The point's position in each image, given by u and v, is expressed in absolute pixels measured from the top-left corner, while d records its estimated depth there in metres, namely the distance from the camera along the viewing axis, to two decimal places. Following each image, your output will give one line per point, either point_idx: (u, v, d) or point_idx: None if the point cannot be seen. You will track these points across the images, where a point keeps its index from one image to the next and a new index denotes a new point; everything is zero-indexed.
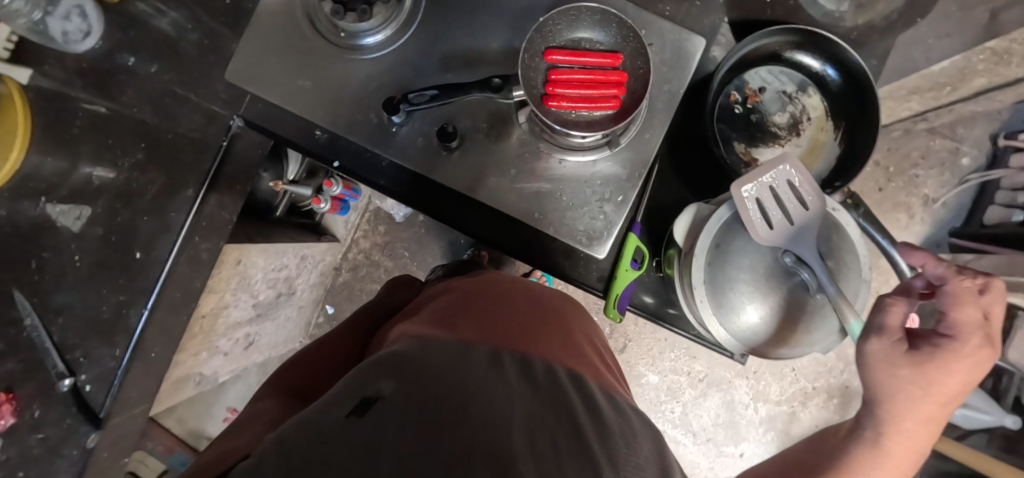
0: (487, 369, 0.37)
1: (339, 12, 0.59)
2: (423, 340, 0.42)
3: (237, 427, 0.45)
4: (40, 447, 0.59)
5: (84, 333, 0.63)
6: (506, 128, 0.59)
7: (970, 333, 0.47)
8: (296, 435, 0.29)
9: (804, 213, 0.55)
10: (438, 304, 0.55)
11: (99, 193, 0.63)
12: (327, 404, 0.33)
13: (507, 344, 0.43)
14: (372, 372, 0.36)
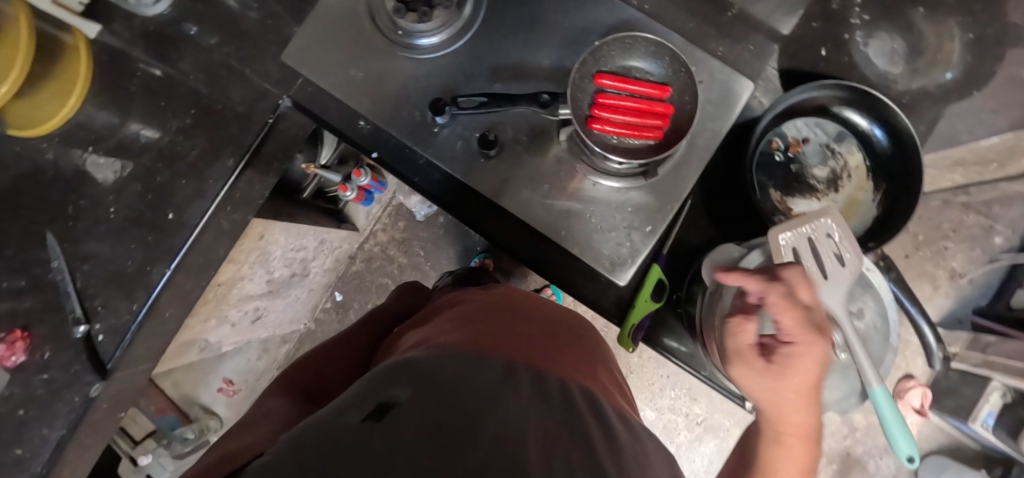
0: (500, 381, 0.38)
1: (400, 11, 0.60)
2: (437, 349, 0.43)
3: (250, 428, 0.46)
4: (44, 388, 0.64)
5: (104, 283, 0.66)
6: (546, 144, 0.60)
7: (804, 335, 0.48)
8: (313, 437, 0.30)
9: (840, 270, 0.54)
10: (455, 313, 0.56)
11: (144, 152, 0.66)
12: (343, 409, 0.34)
13: (521, 358, 0.44)
14: (388, 381, 0.37)
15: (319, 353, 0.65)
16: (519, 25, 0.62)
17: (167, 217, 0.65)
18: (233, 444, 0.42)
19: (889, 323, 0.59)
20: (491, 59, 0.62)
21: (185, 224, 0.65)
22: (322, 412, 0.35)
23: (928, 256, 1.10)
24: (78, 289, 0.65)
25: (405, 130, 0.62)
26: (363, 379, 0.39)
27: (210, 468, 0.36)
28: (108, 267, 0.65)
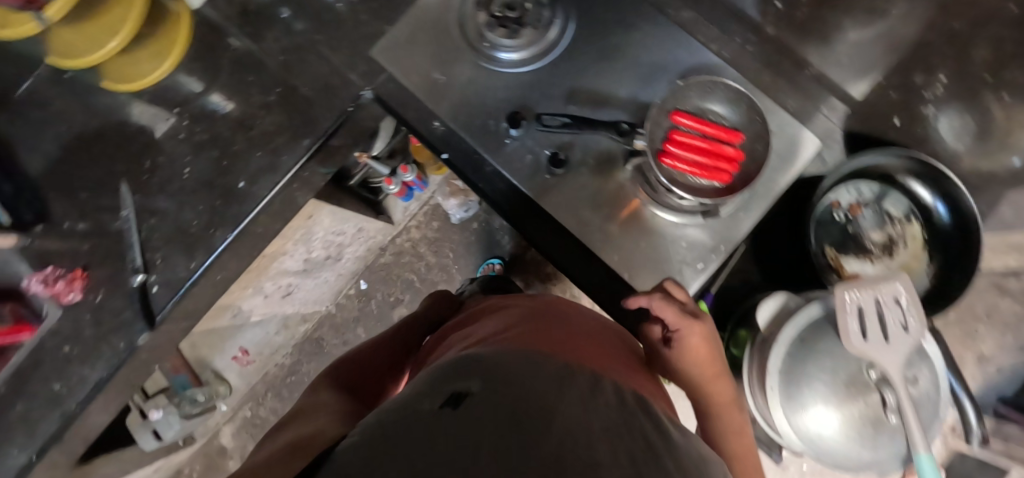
0: (561, 379, 0.40)
1: (492, 25, 0.64)
2: (498, 349, 0.45)
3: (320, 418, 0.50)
4: (89, 328, 0.69)
5: (167, 239, 0.69)
6: (612, 170, 0.62)
7: (683, 325, 0.55)
8: (397, 422, 0.33)
9: (903, 334, 0.58)
10: (509, 315, 0.58)
11: (226, 121, 0.69)
12: (420, 399, 0.37)
13: (577, 360, 0.46)
14: (458, 376, 0.40)
15: (359, 360, 0.71)
16: (600, 55, 0.65)
17: (237, 185, 0.68)
18: (309, 431, 0.46)
19: (941, 395, 0.61)
20: (570, 82, 0.64)
21: (253, 193, 0.68)
22: (399, 402, 0.38)
23: (958, 336, 1.09)
24: (142, 241, 0.68)
25: (478, 137, 0.64)
26: (434, 374, 0.42)
27: (296, 452, 0.40)
28: (173, 224, 0.69)
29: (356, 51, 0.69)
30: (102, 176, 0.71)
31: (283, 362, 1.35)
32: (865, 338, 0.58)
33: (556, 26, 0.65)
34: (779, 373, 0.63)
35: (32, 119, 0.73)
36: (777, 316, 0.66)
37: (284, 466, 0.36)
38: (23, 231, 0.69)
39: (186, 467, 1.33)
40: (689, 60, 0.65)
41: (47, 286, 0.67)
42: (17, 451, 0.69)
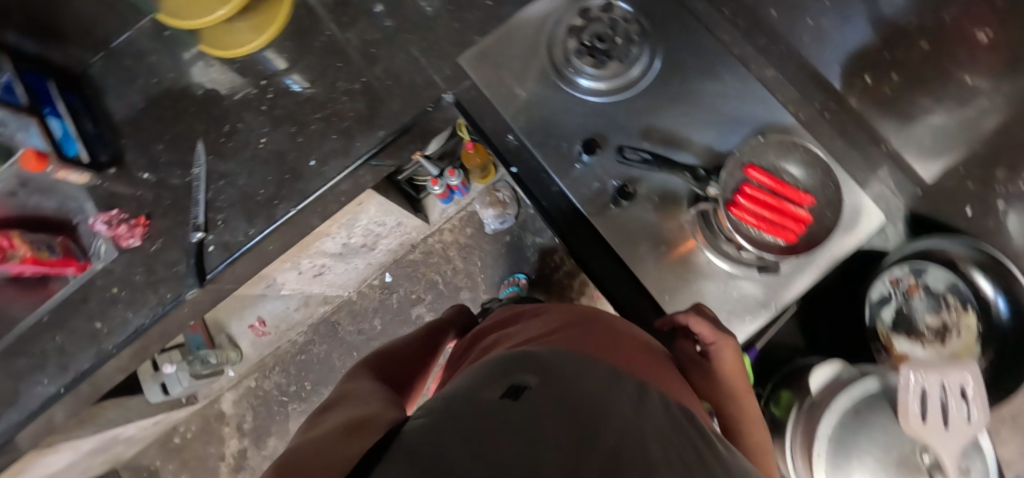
0: (612, 382, 0.40)
1: (580, 52, 0.67)
2: (550, 349, 0.46)
3: (360, 405, 0.51)
4: (143, 276, 0.71)
5: (233, 203, 0.70)
6: (676, 211, 0.64)
7: (721, 338, 0.56)
8: (459, 409, 0.35)
9: (963, 425, 0.62)
10: (555, 316, 0.59)
11: (309, 101, 0.72)
12: (478, 389, 0.39)
13: (624, 366, 0.46)
14: (514, 371, 0.41)
15: (392, 356, 0.73)
16: (680, 99, 0.67)
17: (308, 163, 0.70)
18: (358, 414, 0.47)
19: None
20: (647, 119, 0.66)
21: (321, 173, 0.69)
22: (457, 392, 0.40)
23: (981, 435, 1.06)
24: (208, 200, 0.71)
25: (550, 157, 0.66)
26: (490, 367, 0.44)
27: (352, 432, 0.42)
28: (240, 189, 0.70)
29: (444, 56, 0.71)
30: (181, 133, 0.74)
31: (296, 339, 1.34)
32: (923, 422, 0.61)
33: (639, 65, 0.67)
34: (827, 439, 0.65)
35: (131, 73, 0.78)
36: (827, 385, 0.70)
37: (348, 444, 0.38)
38: (99, 172, 0.73)
39: (182, 426, 1.33)
40: (766, 117, 0.66)
41: (110, 228, 0.70)
42: (48, 381, 0.71)
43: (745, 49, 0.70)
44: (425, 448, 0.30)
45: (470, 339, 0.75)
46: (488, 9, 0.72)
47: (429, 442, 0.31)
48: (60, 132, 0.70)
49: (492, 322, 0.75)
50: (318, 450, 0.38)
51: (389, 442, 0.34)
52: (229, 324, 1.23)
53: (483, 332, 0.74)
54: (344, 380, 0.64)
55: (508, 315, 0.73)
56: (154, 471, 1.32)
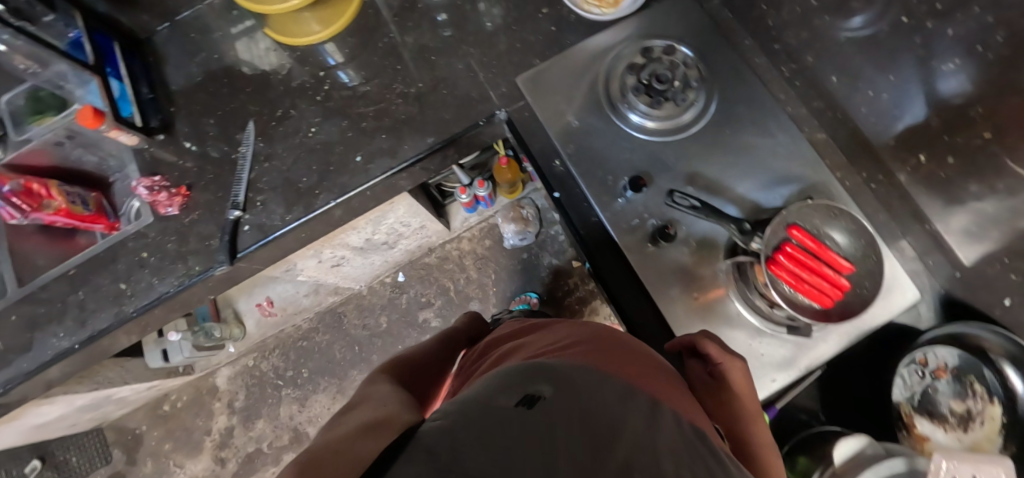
0: (627, 398, 0.40)
1: (638, 89, 0.68)
2: (565, 360, 0.46)
3: (374, 405, 0.51)
4: (174, 245, 0.71)
5: (274, 186, 0.71)
6: (712, 260, 0.65)
7: (727, 357, 0.54)
8: (473, 413, 0.35)
9: None
10: (569, 329, 0.58)
11: (364, 98, 0.73)
12: (492, 395, 0.38)
13: (638, 382, 0.45)
14: (529, 381, 0.41)
15: (407, 361, 0.73)
16: (729, 149, 0.67)
17: (354, 159, 0.71)
18: (371, 412, 0.47)
19: None
20: (694, 164, 0.67)
21: (365, 170, 0.70)
22: (471, 397, 0.40)
23: None
24: (250, 180, 0.72)
25: (593, 188, 0.67)
26: (505, 374, 0.44)
27: (366, 426, 0.41)
28: (283, 173, 0.71)
29: (502, 73, 0.73)
30: (233, 110, 0.76)
31: (300, 324, 1.33)
32: None
33: (694, 109, 0.68)
34: None
35: (193, 46, 0.80)
36: (852, 458, 0.61)
37: (360, 437, 0.37)
38: (147, 135, 0.74)
39: (173, 394, 1.33)
40: (816, 181, 0.66)
41: (150, 193, 0.70)
42: (62, 334, 0.71)
43: (797, 110, 0.71)
44: (440, 449, 0.30)
45: (482, 349, 0.75)
46: (551, 34, 0.73)
47: (445, 444, 0.31)
48: (117, 92, 0.72)
49: (504, 333, 0.74)
50: (330, 443, 0.37)
51: (404, 440, 0.35)
52: (237, 298, 1.26)
53: (496, 342, 0.73)
54: (363, 382, 0.64)
55: (520, 328, 0.72)
56: (138, 436, 1.31)
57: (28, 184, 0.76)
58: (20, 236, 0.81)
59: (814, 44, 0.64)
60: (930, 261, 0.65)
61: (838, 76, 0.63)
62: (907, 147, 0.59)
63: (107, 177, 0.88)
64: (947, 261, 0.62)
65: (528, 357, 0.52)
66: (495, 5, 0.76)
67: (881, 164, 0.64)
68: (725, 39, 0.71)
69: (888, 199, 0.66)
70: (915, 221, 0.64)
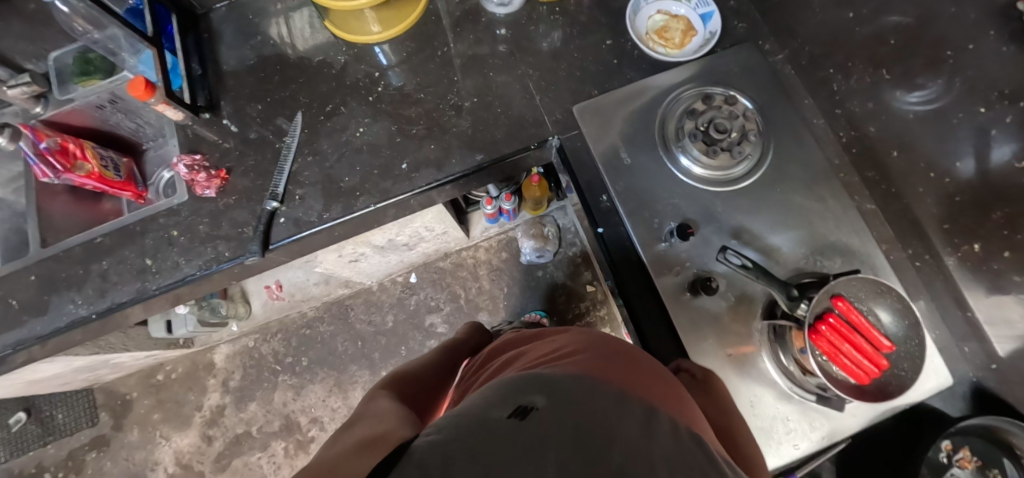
0: (621, 407, 0.40)
1: (695, 136, 0.67)
2: (562, 369, 0.46)
3: (375, 416, 0.51)
4: (206, 227, 0.70)
5: (315, 181, 0.70)
6: (748, 318, 0.65)
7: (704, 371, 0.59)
8: (466, 427, 0.36)
9: None
10: (569, 336, 0.58)
11: (416, 104, 0.73)
12: (487, 408, 0.39)
13: (634, 387, 0.45)
14: (524, 392, 0.41)
15: (410, 378, 0.72)
16: (776, 207, 0.67)
17: (400, 165, 0.70)
18: (374, 425, 0.47)
19: None
20: (739, 219, 0.67)
21: (410, 179, 0.69)
22: (467, 409, 0.40)
23: None
24: (292, 172, 0.71)
25: (637, 228, 0.67)
26: (503, 386, 0.44)
27: (366, 439, 0.42)
28: (326, 170, 0.70)
29: (558, 99, 0.72)
30: (282, 99, 0.75)
31: (305, 312, 1.31)
32: None
33: (746, 164, 0.68)
34: None
35: (249, 28, 0.79)
36: None
37: (357, 456, 0.37)
38: (194, 113, 0.73)
39: (168, 365, 1.31)
40: (861, 252, 0.65)
41: (189, 172, 0.69)
42: (81, 302, 0.69)
43: (848, 176, 0.70)
44: (432, 466, 0.31)
45: (484, 357, 0.74)
46: (612, 67, 0.73)
47: (438, 460, 0.32)
48: (170, 64, 0.73)
49: (506, 341, 0.73)
50: (327, 461, 0.37)
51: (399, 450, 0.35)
52: (247, 282, 1.25)
53: (498, 350, 0.72)
54: (366, 399, 0.62)
55: (521, 335, 0.71)
56: (127, 402, 1.30)
57: (64, 143, 0.75)
58: (48, 194, 0.81)
59: (877, 115, 0.64)
60: (964, 348, 0.64)
61: (899, 151, 0.63)
62: (960, 233, 0.59)
63: (140, 142, 0.87)
64: (983, 351, 0.61)
65: (527, 366, 0.53)
66: (559, 30, 0.76)
67: (929, 244, 0.64)
68: (784, 96, 0.71)
69: (930, 279, 0.65)
70: (956, 306, 0.63)
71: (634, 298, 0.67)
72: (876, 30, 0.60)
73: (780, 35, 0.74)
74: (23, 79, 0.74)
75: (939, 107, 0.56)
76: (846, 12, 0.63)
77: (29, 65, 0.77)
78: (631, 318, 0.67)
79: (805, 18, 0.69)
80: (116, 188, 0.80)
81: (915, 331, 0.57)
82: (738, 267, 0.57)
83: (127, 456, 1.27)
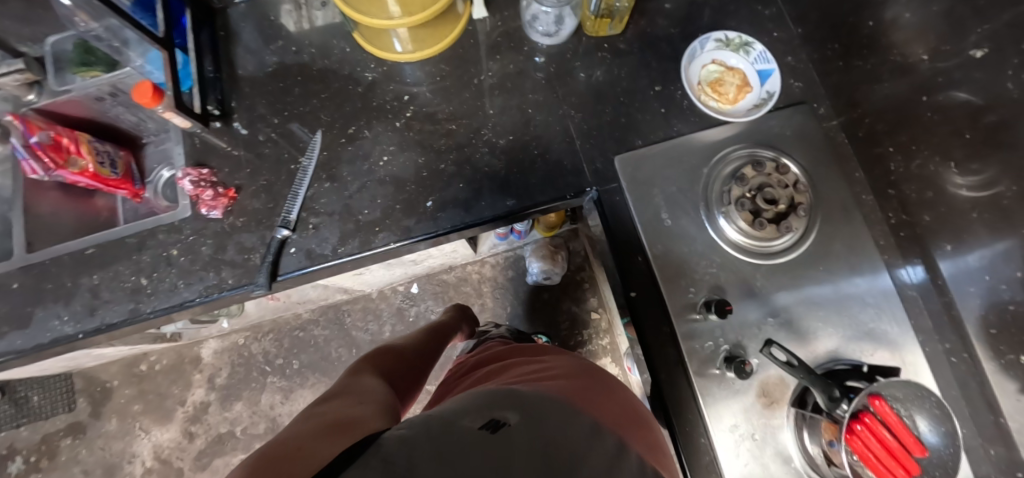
0: (593, 435, 0.39)
1: (743, 204, 0.64)
2: (538, 390, 0.45)
3: (348, 391, 0.48)
4: (211, 249, 0.65)
5: (332, 211, 0.66)
6: (777, 403, 0.62)
7: None
8: (437, 429, 0.34)
9: None
10: (551, 362, 0.57)
11: (448, 136, 0.69)
12: (459, 416, 0.37)
13: (605, 422, 0.44)
14: (498, 407, 0.40)
15: (399, 356, 0.66)
16: (820, 287, 0.65)
17: (424, 203, 0.66)
18: (342, 401, 0.45)
19: None
20: (780, 297, 0.65)
21: (434, 218, 0.66)
22: (439, 412, 0.39)
23: None
24: (307, 198, 0.66)
25: (671, 296, 0.64)
26: (479, 395, 0.43)
27: (335, 417, 0.40)
28: (344, 200, 0.66)
29: (600, 146, 0.70)
30: (303, 113, 0.70)
31: (300, 313, 1.27)
32: None
33: (788, 239, 0.65)
34: None
35: (272, 30, 0.73)
36: None
37: (327, 438, 0.35)
38: (203, 123, 0.68)
39: (153, 355, 1.27)
40: (899, 342, 0.64)
41: (195, 187, 0.65)
42: (67, 319, 0.64)
43: (891, 259, 0.67)
44: (398, 460, 0.29)
45: (467, 362, 0.69)
46: (658, 117, 0.71)
47: (406, 451, 0.31)
48: (180, 64, 0.66)
49: (493, 351, 0.69)
50: (291, 439, 0.35)
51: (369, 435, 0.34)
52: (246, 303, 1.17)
53: (480, 359, 0.68)
54: (348, 369, 0.57)
55: (511, 347, 0.68)
56: (108, 390, 1.25)
57: (57, 137, 0.68)
58: (36, 190, 0.74)
59: (936, 205, 0.59)
60: (990, 450, 0.56)
61: (953, 245, 0.58)
62: (1010, 341, 0.52)
63: (140, 136, 0.80)
64: (1011, 459, 0.53)
65: (504, 381, 0.51)
66: (604, 68, 0.73)
67: (968, 341, 0.58)
68: (831, 169, 0.69)
69: (965, 378, 0.59)
70: (989, 410, 0.56)
71: (661, 370, 0.64)
72: (945, 117, 0.55)
73: (838, 100, 0.71)
74: (15, 66, 0.67)
75: (1006, 211, 0.50)
76: (919, 94, 0.58)
77: (24, 47, 0.71)
78: (655, 388, 0.65)
79: (868, 89, 0.65)
80: (111, 185, 0.74)
81: (952, 439, 0.52)
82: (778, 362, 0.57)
83: (103, 446, 1.23)
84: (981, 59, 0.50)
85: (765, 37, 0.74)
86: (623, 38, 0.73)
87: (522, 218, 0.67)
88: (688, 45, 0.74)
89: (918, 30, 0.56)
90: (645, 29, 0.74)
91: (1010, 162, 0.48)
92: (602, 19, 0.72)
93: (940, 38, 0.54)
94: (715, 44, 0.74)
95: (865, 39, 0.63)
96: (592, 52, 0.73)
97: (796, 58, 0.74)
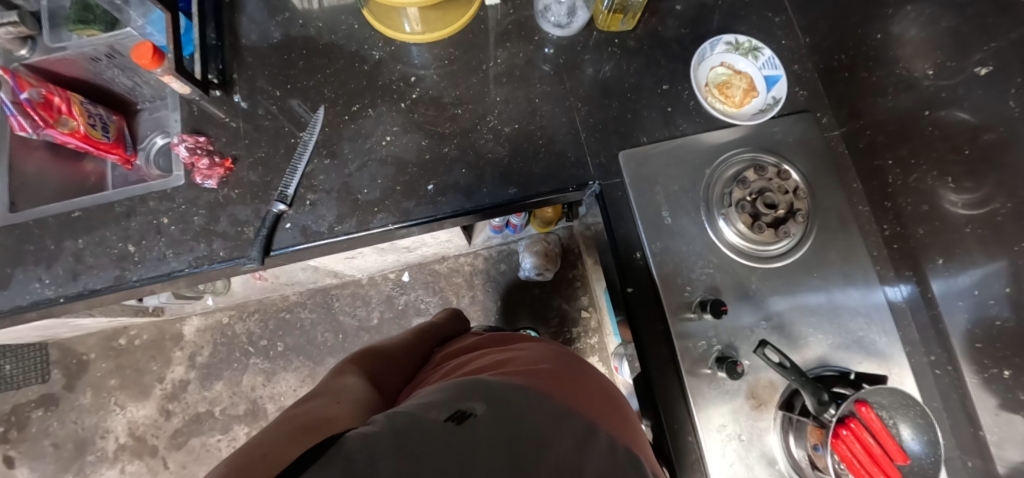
0: (561, 420, 0.38)
1: (743, 207, 0.64)
2: (507, 378, 0.43)
3: (317, 394, 0.46)
4: (204, 220, 0.64)
5: (330, 187, 0.65)
6: (765, 404, 0.62)
7: None
8: (401, 424, 0.32)
9: None
10: (521, 351, 0.55)
11: (452, 121, 0.68)
12: (424, 409, 0.35)
13: (576, 406, 0.43)
14: (465, 396, 0.38)
15: (385, 357, 0.63)
16: (814, 295, 0.66)
17: (425, 186, 0.65)
18: (309, 403, 0.42)
19: None
20: (774, 302, 0.65)
21: (434, 202, 0.65)
22: (405, 407, 0.37)
23: None
24: (306, 173, 0.65)
25: (666, 294, 0.64)
26: (447, 387, 0.41)
27: (298, 419, 0.37)
28: (343, 178, 0.65)
29: (605, 141, 0.69)
30: (306, 88, 0.68)
31: (287, 295, 1.25)
32: None
33: (784, 246, 0.66)
34: None
35: (278, 1, 0.72)
36: None
37: (292, 440, 0.32)
38: (203, 90, 0.66)
39: (133, 330, 1.24)
40: (888, 353, 0.64)
41: (190, 155, 0.63)
42: (48, 282, 0.62)
43: (883, 271, 0.67)
44: (362, 457, 0.28)
45: (444, 354, 0.67)
46: (664, 116, 0.71)
47: (369, 449, 0.29)
48: (182, 28, 0.66)
49: (471, 341, 0.67)
50: (252, 446, 0.32)
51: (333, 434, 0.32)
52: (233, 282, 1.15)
53: (458, 349, 0.65)
54: (331, 373, 0.55)
55: (492, 337, 0.65)
56: (84, 363, 1.22)
57: (49, 95, 0.65)
58: (23, 149, 0.70)
59: (930, 219, 0.59)
60: (967, 461, 0.57)
61: (944, 259, 0.58)
62: (993, 355, 0.53)
63: (134, 102, 0.78)
64: (987, 471, 0.55)
65: (475, 372, 0.49)
66: (613, 64, 0.72)
67: (953, 354, 0.59)
68: (831, 178, 0.70)
69: (948, 391, 0.60)
70: (968, 422, 0.57)
71: (654, 368, 0.64)
72: (945, 133, 0.55)
73: (840, 110, 0.72)
74: (8, 18, 0.65)
75: (1000, 228, 0.51)
76: (921, 109, 0.58)
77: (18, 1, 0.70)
78: (646, 385, 0.65)
79: (871, 101, 0.66)
80: (102, 149, 0.72)
81: (933, 447, 0.53)
82: (772, 363, 0.57)
83: (76, 419, 1.20)
84: (985, 77, 0.50)
85: (772, 44, 0.75)
86: (633, 34, 0.73)
87: (520, 208, 0.67)
88: (698, 46, 0.74)
89: (923, 45, 0.57)
90: (656, 27, 0.74)
91: (1006, 181, 0.49)
92: (614, 14, 0.72)
93: (945, 54, 0.54)
94: (724, 47, 0.74)
95: (871, 51, 0.64)
96: (602, 46, 0.73)
97: (802, 66, 0.74)
